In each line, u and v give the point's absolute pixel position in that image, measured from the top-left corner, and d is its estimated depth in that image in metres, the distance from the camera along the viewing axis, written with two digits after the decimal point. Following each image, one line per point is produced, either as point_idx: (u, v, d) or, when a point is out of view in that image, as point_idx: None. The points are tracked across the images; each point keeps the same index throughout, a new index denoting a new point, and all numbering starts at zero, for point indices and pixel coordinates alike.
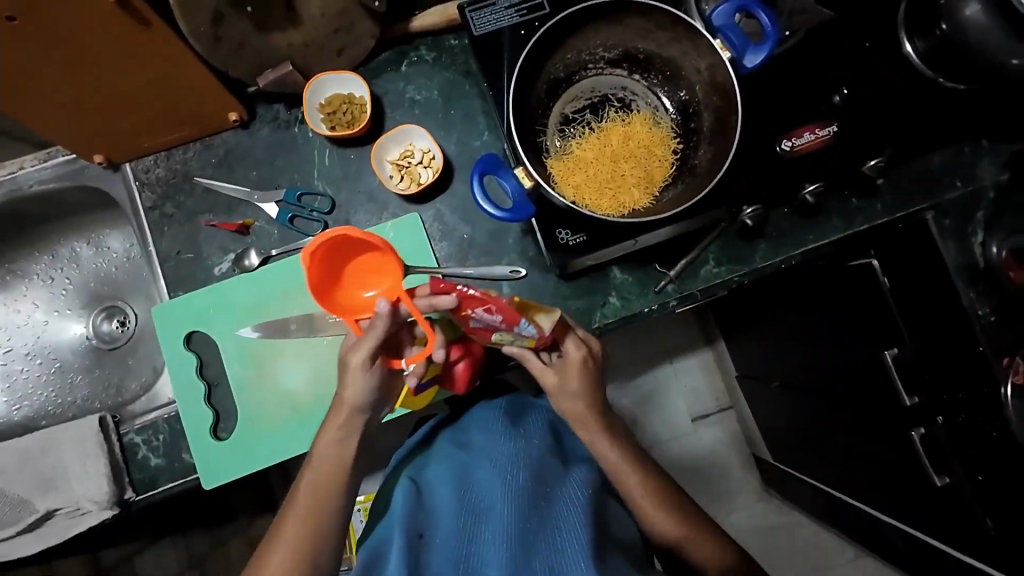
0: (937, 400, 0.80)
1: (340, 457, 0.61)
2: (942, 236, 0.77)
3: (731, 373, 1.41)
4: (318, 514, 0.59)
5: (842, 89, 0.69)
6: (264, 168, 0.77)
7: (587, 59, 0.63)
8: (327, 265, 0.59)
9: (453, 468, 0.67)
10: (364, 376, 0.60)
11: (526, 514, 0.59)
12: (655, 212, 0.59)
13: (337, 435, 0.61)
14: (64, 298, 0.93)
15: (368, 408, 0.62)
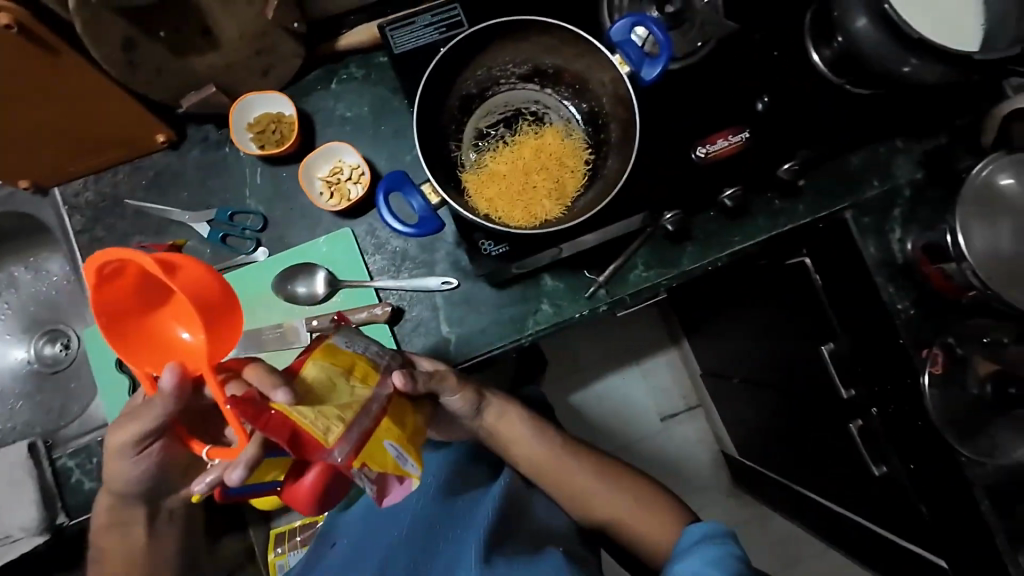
0: (871, 393, 0.83)
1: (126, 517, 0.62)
2: (861, 234, 0.80)
3: (697, 372, 1.45)
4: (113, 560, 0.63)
5: (763, 97, 0.71)
6: (196, 188, 0.77)
7: (498, 75, 0.64)
8: (135, 292, 0.47)
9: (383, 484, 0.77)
10: (122, 452, 0.55)
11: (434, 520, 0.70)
12: (567, 222, 0.61)
13: (114, 503, 0.61)
14: (3, 323, 0.92)
15: (136, 489, 0.59)
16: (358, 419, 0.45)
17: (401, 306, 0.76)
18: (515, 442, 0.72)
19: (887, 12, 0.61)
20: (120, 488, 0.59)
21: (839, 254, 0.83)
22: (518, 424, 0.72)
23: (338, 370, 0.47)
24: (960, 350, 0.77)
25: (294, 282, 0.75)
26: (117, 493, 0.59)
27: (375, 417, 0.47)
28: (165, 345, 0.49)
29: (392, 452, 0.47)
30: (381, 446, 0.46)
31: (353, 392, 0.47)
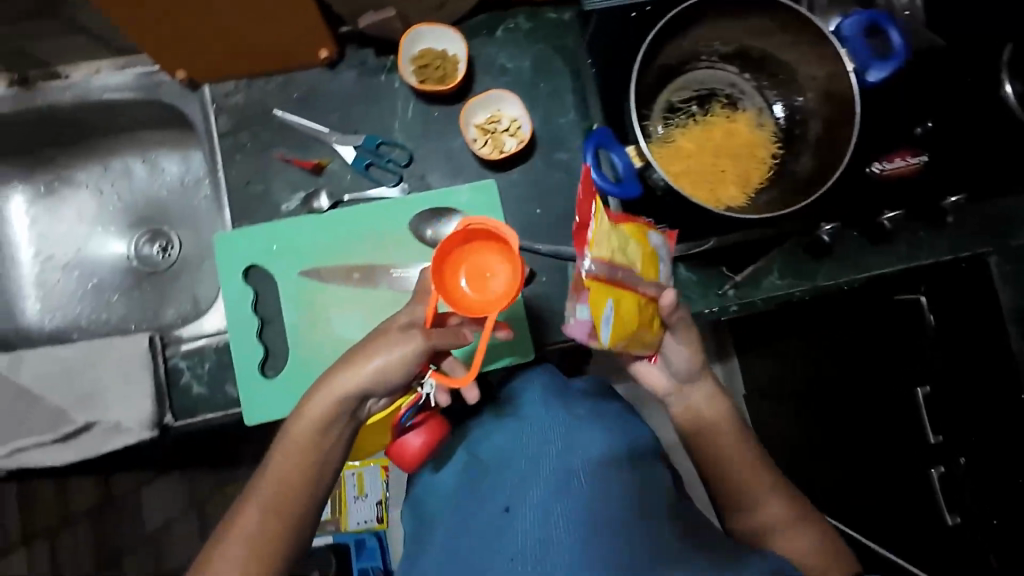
0: (963, 442, 0.78)
1: (330, 433, 0.53)
2: (1002, 280, 0.71)
3: (740, 394, 1.35)
4: (292, 484, 0.53)
5: (925, 122, 0.69)
6: (345, 112, 0.75)
7: (702, 50, 0.62)
8: (468, 249, 0.52)
9: (519, 431, 0.61)
10: (411, 353, 0.50)
11: (626, 498, 0.55)
12: (750, 213, 0.59)
13: (340, 411, 0.52)
14: (110, 213, 0.90)
15: (354, 408, 0.53)
16: (619, 270, 0.49)
17: (533, 269, 0.74)
18: (715, 432, 0.60)
19: None
20: (365, 390, 0.51)
21: None
22: (725, 409, 0.61)
23: (642, 247, 0.54)
24: None
25: (433, 225, 0.73)
26: (358, 397, 0.52)
27: (619, 285, 0.50)
28: (450, 295, 0.50)
29: (606, 311, 0.48)
30: (605, 297, 0.48)
31: (634, 260, 0.52)
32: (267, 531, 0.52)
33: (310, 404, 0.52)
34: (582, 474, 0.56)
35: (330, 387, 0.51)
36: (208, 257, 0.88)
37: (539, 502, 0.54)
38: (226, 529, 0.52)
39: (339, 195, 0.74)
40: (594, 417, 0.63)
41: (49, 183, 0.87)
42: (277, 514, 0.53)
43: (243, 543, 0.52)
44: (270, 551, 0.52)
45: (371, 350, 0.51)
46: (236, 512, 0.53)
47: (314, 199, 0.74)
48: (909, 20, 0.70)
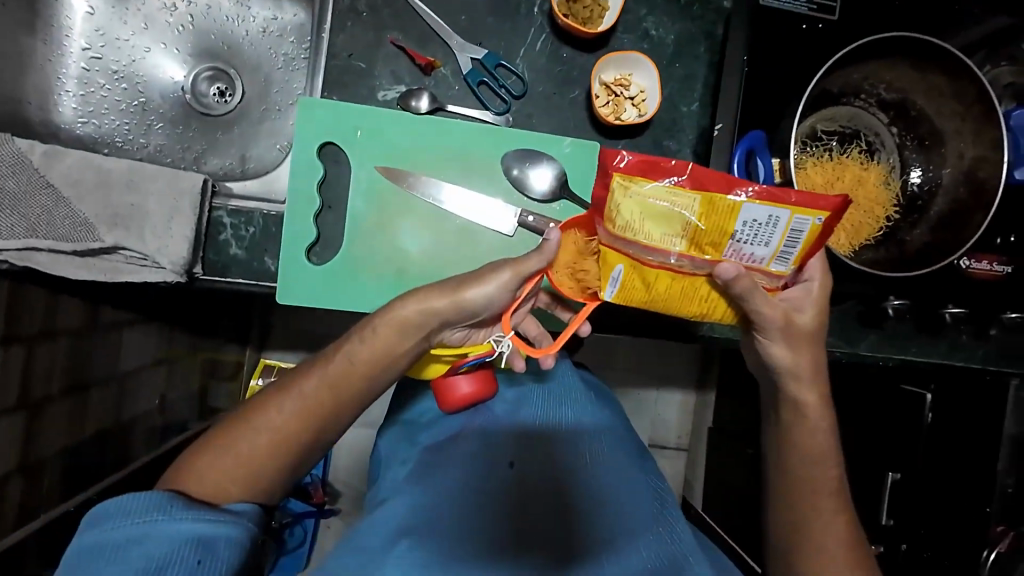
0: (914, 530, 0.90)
1: (408, 344, 0.51)
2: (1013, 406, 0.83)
3: (709, 424, 1.39)
4: (351, 378, 0.50)
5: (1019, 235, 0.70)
6: (474, 19, 0.70)
7: (865, 88, 0.60)
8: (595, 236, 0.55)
9: (542, 401, 0.69)
10: (505, 291, 0.51)
11: (632, 492, 0.62)
12: (852, 263, 0.59)
13: (425, 321, 0.50)
14: (177, 34, 0.81)
15: (440, 324, 0.51)
16: (636, 246, 0.47)
17: None
18: (796, 444, 0.59)
19: None
20: (453, 311, 0.51)
21: None
22: (820, 425, 0.58)
23: (703, 219, 0.45)
24: None
25: (522, 165, 0.69)
26: (441, 318, 0.51)
27: (626, 257, 0.48)
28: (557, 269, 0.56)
29: (613, 274, 0.50)
30: (614, 262, 0.49)
31: (669, 233, 0.46)
32: (311, 410, 0.49)
33: (399, 306, 0.50)
34: (585, 458, 0.64)
35: (426, 293, 0.50)
36: (269, 118, 0.82)
37: (536, 471, 0.62)
38: (277, 392, 0.50)
39: (441, 103, 0.69)
40: (608, 414, 0.71)
41: None
42: (319, 410, 0.50)
43: (287, 411, 0.49)
44: (303, 431, 0.49)
45: (477, 274, 0.51)
46: (289, 381, 0.50)
47: (413, 97, 0.68)
48: None
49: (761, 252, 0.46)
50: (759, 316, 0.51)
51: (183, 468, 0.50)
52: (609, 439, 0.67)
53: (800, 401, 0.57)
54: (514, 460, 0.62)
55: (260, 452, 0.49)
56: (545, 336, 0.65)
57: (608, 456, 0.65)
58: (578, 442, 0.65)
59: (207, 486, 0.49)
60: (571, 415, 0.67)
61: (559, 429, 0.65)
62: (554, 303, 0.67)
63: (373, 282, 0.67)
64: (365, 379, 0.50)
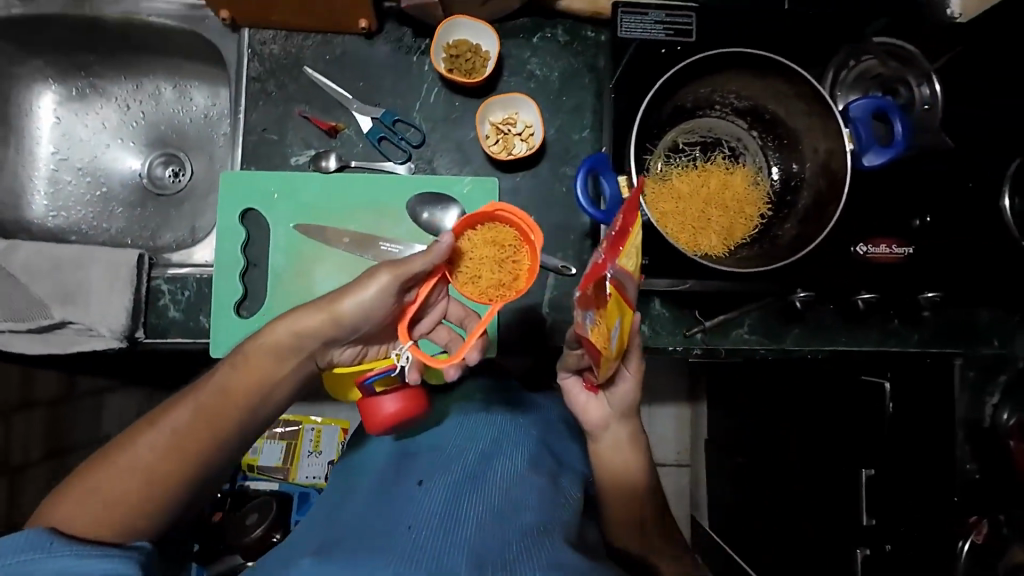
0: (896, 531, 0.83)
1: (283, 365, 0.59)
2: (961, 385, 0.81)
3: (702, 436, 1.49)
4: (225, 405, 0.57)
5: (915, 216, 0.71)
6: (371, 82, 0.77)
7: (718, 100, 0.64)
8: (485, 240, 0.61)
9: (455, 435, 0.77)
10: (378, 306, 0.56)
11: (539, 510, 0.66)
12: (725, 264, 0.61)
13: (299, 342, 0.58)
14: (133, 129, 0.92)
15: (314, 341, 0.58)
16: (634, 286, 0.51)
17: None
18: (625, 468, 0.74)
19: None
20: (322, 331, 0.58)
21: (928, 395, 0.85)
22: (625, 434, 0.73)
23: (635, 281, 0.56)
24: (1004, 530, 0.81)
25: (430, 209, 0.75)
26: (313, 334, 0.58)
27: (629, 308, 0.51)
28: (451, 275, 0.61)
29: (612, 330, 0.51)
30: (620, 312, 0.50)
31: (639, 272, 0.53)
32: (192, 435, 0.56)
33: (269, 332, 0.58)
34: (491, 476, 0.69)
35: (296, 318, 0.57)
36: (215, 191, 0.91)
37: (444, 483, 0.66)
38: (151, 423, 0.56)
39: (347, 160, 0.76)
40: (523, 439, 0.77)
41: (80, 88, 0.89)
42: (193, 434, 0.56)
43: (161, 440, 0.55)
44: (183, 456, 0.55)
45: (342, 292, 0.57)
46: (167, 412, 0.57)
47: (323, 159, 0.76)
48: (927, 114, 0.72)
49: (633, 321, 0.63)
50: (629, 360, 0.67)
51: (58, 506, 0.53)
52: (521, 459, 0.73)
53: (630, 435, 0.73)
54: (423, 479, 0.68)
55: (142, 478, 0.54)
56: (455, 340, 0.69)
57: (515, 474, 0.70)
58: (486, 463, 0.71)
59: (84, 523, 0.52)
60: (485, 444, 0.75)
61: (471, 453, 0.72)
62: (467, 310, 0.69)
63: None
64: (241, 402, 0.57)
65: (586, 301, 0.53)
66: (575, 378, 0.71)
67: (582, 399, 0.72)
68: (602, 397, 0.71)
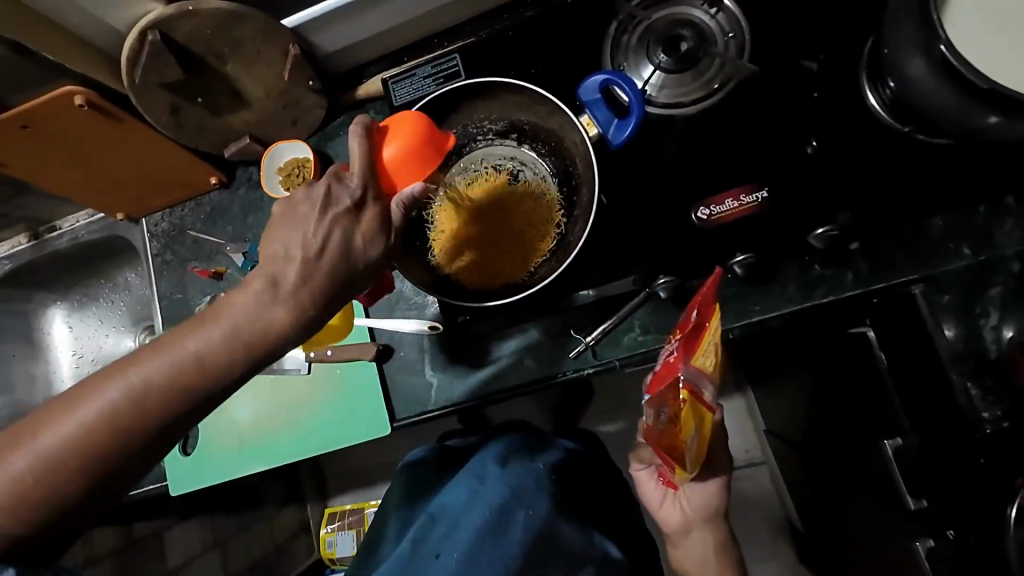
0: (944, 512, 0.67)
1: (238, 358, 0.47)
2: (933, 315, 0.64)
3: (763, 429, 1.29)
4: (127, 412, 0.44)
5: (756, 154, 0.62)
6: (238, 224, 0.88)
7: (475, 132, 0.64)
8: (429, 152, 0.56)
9: (462, 486, 0.62)
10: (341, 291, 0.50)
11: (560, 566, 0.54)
12: (526, 287, 0.60)
13: (261, 336, 0.47)
14: (120, 316, 1.11)
15: (255, 336, 0.47)
16: (704, 386, 0.54)
17: (392, 344, 0.78)
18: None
19: (944, 55, 0.45)
20: (252, 330, 0.47)
21: (908, 335, 0.68)
22: (707, 538, 0.65)
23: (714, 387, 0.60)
24: None
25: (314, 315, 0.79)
26: (254, 334, 0.47)
27: (705, 410, 0.54)
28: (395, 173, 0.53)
29: (688, 441, 0.54)
30: (693, 415, 0.53)
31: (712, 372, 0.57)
32: (93, 423, 0.44)
33: (236, 296, 0.47)
34: (512, 529, 0.54)
35: (261, 287, 0.47)
36: None
37: (464, 546, 0.52)
38: (54, 420, 0.44)
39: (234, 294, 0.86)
40: (543, 474, 0.64)
41: (78, 300, 1.11)
42: (97, 445, 0.44)
43: (56, 448, 0.43)
44: (57, 474, 0.43)
45: (308, 278, 0.47)
46: (84, 394, 0.44)
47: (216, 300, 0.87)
48: (732, 42, 0.63)
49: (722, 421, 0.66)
50: (715, 454, 0.64)
51: None
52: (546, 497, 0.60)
53: (719, 541, 0.65)
54: (439, 551, 0.53)
55: (43, 481, 0.43)
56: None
57: (540, 526, 0.56)
58: (506, 510, 0.56)
59: None
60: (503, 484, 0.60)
61: (488, 495, 0.58)
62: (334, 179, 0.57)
63: (228, 453, 0.81)
64: (181, 389, 0.45)
65: (657, 401, 0.56)
66: (649, 470, 0.68)
67: (659, 494, 0.67)
68: (677, 494, 0.66)
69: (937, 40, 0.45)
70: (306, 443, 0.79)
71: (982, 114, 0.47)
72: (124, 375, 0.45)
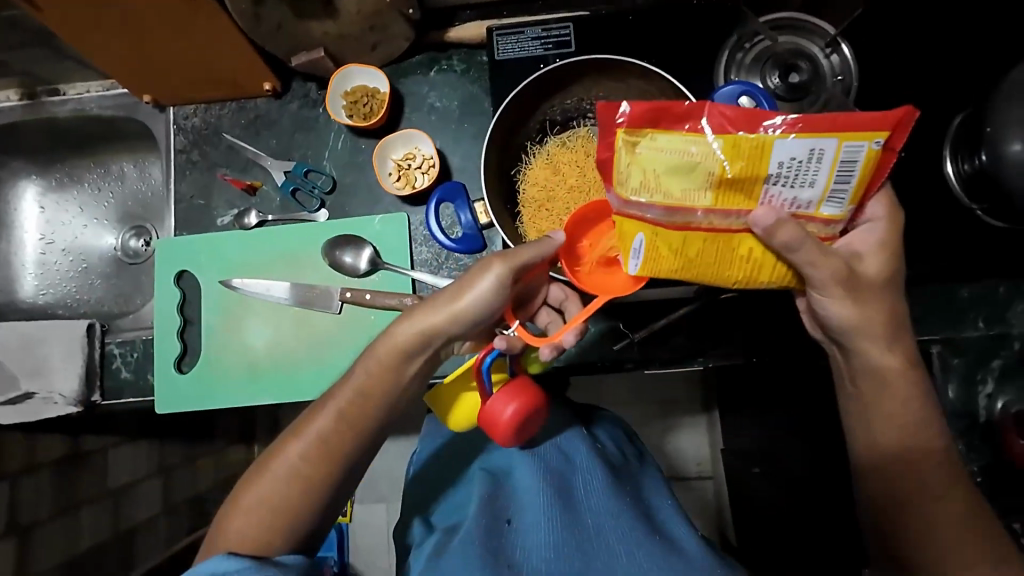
0: None
1: (434, 341, 0.53)
2: (943, 375, 0.70)
3: None
4: (367, 407, 0.53)
5: None
6: (283, 140, 0.81)
7: (587, 107, 0.64)
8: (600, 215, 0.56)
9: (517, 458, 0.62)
10: (481, 332, 0.56)
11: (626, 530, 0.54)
12: None
13: (442, 340, 0.53)
14: (104, 209, 0.99)
15: (461, 327, 0.52)
16: (645, 208, 0.45)
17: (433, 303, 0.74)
18: (877, 417, 0.54)
19: None
20: (451, 321, 0.52)
21: None
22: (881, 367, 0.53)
23: (726, 168, 0.42)
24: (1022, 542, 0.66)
25: (353, 253, 0.76)
26: (446, 329, 0.52)
27: (650, 229, 0.47)
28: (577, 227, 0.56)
29: (634, 244, 0.49)
30: (633, 232, 0.48)
31: (691, 187, 0.43)
32: (339, 423, 0.53)
33: (411, 312, 0.53)
34: (580, 502, 0.57)
35: (442, 296, 0.52)
36: None
37: (539, 518, 0.55)
38: (301, 430, 0.54)
39: (266, 215, 0.80)
40: (596, 450, 0.64)
41: (59, 179, 0.98)
42: (349, 424, 0.53)
43: (315, 447, 0.53)
44: (330, 465, 0.53)
45: (470, 283, 0.51)
46: (303, 422, 0.54)
47: (244, 216, 0.80)
48: (843, 85, 0.66)
49: (808, 194, 0.43)
50: (810, 270, 0.47)
51: (229, 521, 0.53)
52: (602, 469, 0.60)
53: (875, 366, 0.53)
54: (513, 517, 0.57)
55: (308, 473, 0.53)
56: (556, 323, 0.64)
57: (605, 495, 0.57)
58: (567, 481, 0.59)
59: (249, 530, 0.52)
60: (560, 455, 0.61)
61: (549, 465, 0.60)
62: (567, 293, 0.63)
63: (234, 379, 0.77)
64: (396, 377, 0.53)
65: None
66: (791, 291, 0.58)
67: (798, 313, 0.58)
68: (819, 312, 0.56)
69: None
70: (320, 384, 0.76)
71: None
72: (345, 387, 0.54)
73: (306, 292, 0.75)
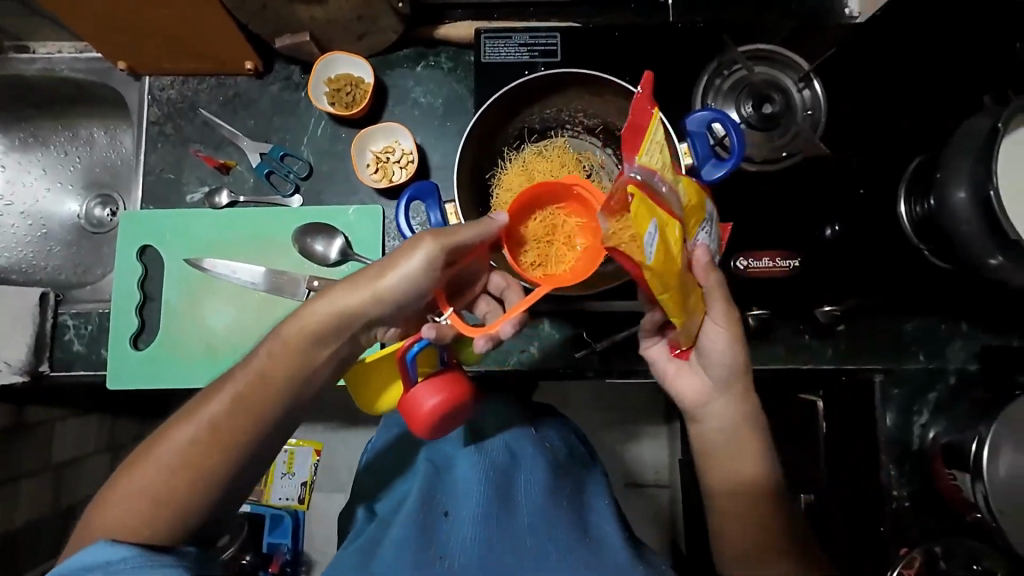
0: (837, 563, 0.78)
1: (351, 324, 0.54)
2: (884, 403, 0.73)
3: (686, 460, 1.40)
4: (261, 391, 0.53)
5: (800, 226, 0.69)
6: (261, 121, 0.80)
7: (566, 119, 0.66)
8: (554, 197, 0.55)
9: (468, 454, 0.63)
10: (410, 313, 0.57)
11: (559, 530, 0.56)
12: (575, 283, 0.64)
13: (363, 319, 0.54)
14: (70, 174, 0.96)
15: (382, 306, 0.53)
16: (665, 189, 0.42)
17: None
18: None
19: (991, 198, 0.52)
20: (374, 298, 0.53)
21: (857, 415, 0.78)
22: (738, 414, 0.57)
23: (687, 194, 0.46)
24: (942, 565, 0.69)
25: (325, 241, 0.75)
26: (368, 307, 0.53)
27: (666, 216, 0.42)
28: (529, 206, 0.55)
29: (649, 232, 0.40)
30: (650, 217, 0.41)
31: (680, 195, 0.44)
32: (230, 408, 0.53)
33: (333, 290, 0.54)
34: (518, 501, 0.58)
35: (365, 273, 0.53)
36: None
37: (475, 512, 0.56)
38: (189, 415, 0.53)
39: (237, 195, 0.79)
40: (543, 452, 0.65)
41: (23, 138, 0.94)
42: (244, 410, 0.53)
43: (200, 433, 0.52)
44: (223, 450, 0.52)
45: (398, 262, 0.52)
46: (198, 406, 0.53)
47: (216, 195, 0.79)
48: (812, 118, 0.70)
49: (708, 243, 0.52)
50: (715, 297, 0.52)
51: (105, 505, 0.52)
52: (545, 470, 0.62)
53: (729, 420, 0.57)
54: (451, 509, 0.57)
55: (196, 460, 0.52)
56: (494, 312, 0.65)
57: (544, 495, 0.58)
58: (508, 479, 0.60)
59: (126, 515, 0.51)
60: (506, 454, 0.63)
61: (493, 463, 0.61)
62: (508, 282, 0.64)
63: (192, 360, 0.76)
64: (293, 365, 0.53)
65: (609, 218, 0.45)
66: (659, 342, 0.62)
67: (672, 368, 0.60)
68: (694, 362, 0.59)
69: (987, 184, 0.53)
70: None
71: (992, 257, 0.56)
72: (240, 373, 0.54)
73: (275, 278, 0.74)
